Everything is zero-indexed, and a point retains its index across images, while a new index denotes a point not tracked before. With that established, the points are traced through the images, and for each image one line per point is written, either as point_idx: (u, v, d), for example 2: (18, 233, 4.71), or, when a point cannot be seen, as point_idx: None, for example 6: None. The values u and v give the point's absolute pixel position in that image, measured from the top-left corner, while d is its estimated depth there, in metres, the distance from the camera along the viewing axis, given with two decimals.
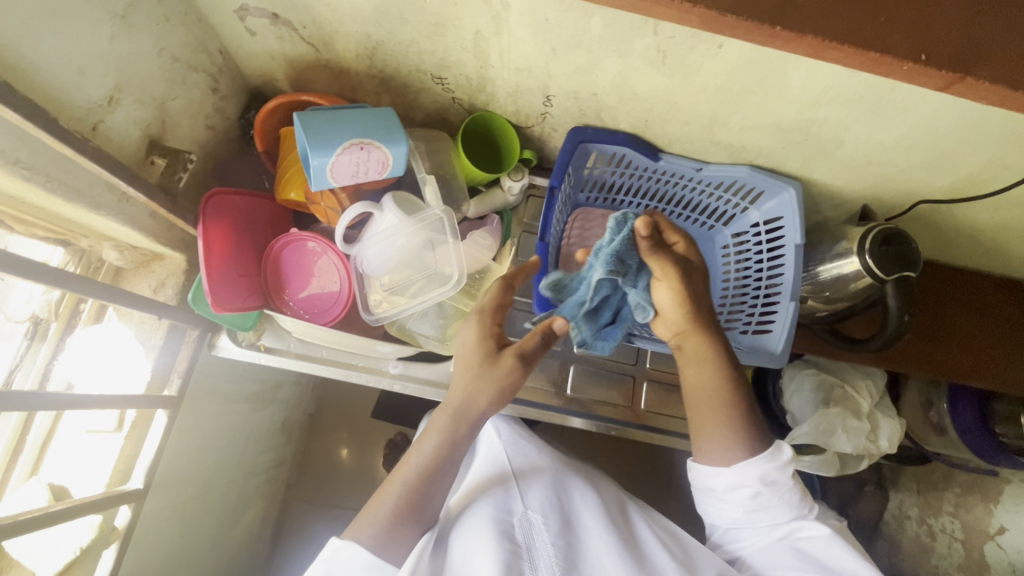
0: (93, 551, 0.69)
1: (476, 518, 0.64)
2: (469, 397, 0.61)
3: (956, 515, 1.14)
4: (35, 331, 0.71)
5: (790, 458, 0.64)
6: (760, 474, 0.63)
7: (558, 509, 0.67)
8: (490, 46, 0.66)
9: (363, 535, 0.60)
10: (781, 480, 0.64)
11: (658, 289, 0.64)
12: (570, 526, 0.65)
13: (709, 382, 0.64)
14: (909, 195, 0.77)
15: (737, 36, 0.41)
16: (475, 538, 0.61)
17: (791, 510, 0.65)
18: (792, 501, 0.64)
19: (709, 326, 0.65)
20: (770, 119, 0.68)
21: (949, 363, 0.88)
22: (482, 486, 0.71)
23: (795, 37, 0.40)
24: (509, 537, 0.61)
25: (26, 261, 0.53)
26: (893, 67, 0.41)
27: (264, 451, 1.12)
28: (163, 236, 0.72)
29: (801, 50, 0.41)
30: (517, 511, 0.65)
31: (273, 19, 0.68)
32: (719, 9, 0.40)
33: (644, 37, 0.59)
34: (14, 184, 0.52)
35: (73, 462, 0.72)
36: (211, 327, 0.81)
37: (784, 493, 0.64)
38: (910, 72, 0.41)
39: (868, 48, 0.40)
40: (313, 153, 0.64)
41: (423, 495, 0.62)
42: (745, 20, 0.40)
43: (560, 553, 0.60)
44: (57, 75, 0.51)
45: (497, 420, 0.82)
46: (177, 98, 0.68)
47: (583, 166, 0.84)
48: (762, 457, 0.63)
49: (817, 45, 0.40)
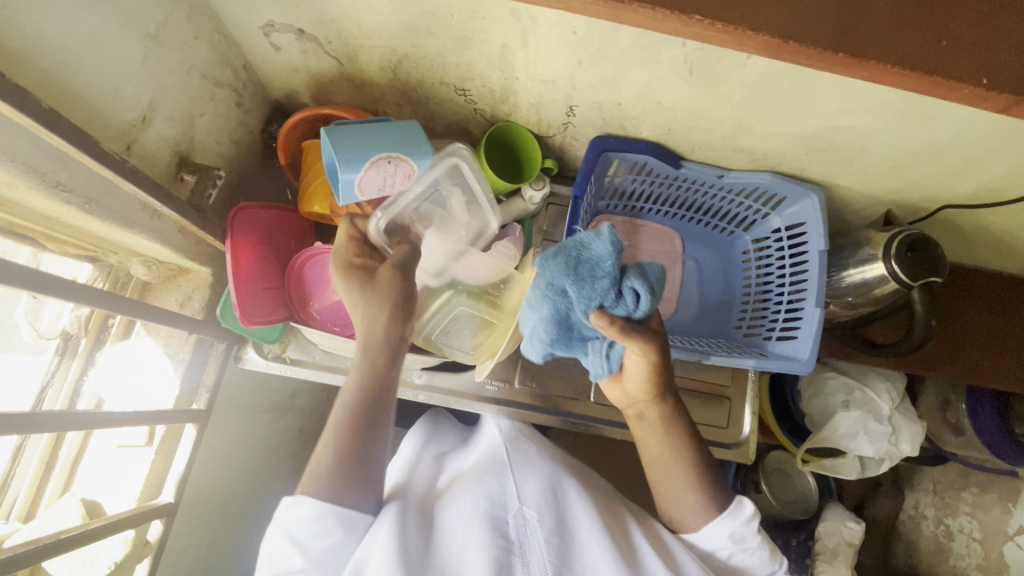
0: (127, 565, 0.69)
1: (464, 511, 0.64)
2: (376, 322, 0.62)
3: (973, 515, 1.14)
4: (65, 347, 0.73)
5: (753, 513, 0.66)
6: (729, 533, 0.65)
7: (553, 508, 0.66)
8: (516, 59, 0.66)
9: (315, 491, 0.58)
10: (749, 537, 0.65)
11: (630, 359, 0.63)
12: (565, 526, 0.64)
13: (670, 450, 0.68)
14: (931, 200, 0.77)
15: (795, 61, 0.42)
16: (465, 528, 0.61)
17: (765, 567, 0.66)
18: (764, 558, 0.66)
19: (668, 397, 0.68)
20: (796, 127, 0.68)
21: (970, 366, 0.88)
22: (474, 474, 0.70)
23: (857, 62, 0.41)
24: (502, 534, 0.60)
25: (71, 283, 0.54)
26: (956, 90, 0.41)
27: (282, 460, 1.10)
28: (192, 251, 0.72)
29: (864, 75, 0.41)
30: (511, 506, 0.64)
31: (299, 34, 0.68)
32: (780, 35, 0.40)
33: (672, 49, 0.59)
34: (55, 207, 0.53)
35: (106, 477, 0.72)
36: (237, 340, 0.80)
37: (756, 550, 0.66)
38: (973, 96, 0.41)
39: (924, 70, 0.41)
40: (342, 170, 0.65)
41: (363, 436, 0.61)
42: (807, 47, 0.41)
43: (553, 550, 0.60)
44: (97, 97, 0.52)
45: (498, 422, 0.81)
46: (204, 114, 0.69)
47: (605, 173, 0.84)
48: (727, 515, 0.65)
49: (878, 69, 0.41)
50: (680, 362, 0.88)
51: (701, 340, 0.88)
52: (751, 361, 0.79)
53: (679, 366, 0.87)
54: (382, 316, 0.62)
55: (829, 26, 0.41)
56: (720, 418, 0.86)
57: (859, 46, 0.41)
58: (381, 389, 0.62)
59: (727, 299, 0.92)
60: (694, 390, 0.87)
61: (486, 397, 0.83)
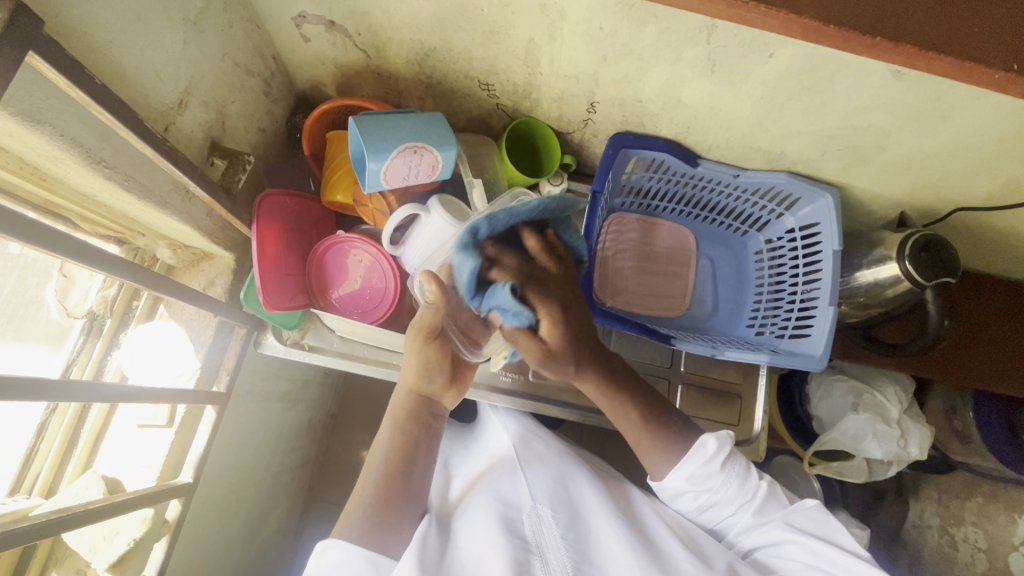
0: (145, 543, 0.70)
1: (479, 513, 0.65)
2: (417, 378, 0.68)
3: (979, 524, 1.14)
4: (91, 327, 0.74)
5: (713, 451, 0.66)
6: (688, 475, 0.66)
7: (567, 504, 0.67)
8: (542, 54, 0.68)
9: (348, 533, 0.60)
10: (714, 474, 0.66)
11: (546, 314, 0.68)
12: (579, 522, 0.65)
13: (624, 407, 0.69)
14: (944, 202, 0.78)
15: (837, 46, 0.44)
16: (480, 532, 0.63)
17: (737, 500, 0.67)
18: (734, 488, 0.67)
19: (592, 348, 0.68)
20: (814, 126, 0.69)
21: (979, 370, 0.89)
22: (486, 477, 0.72)
23: (894, 46, 0.42)
24: (518, 534, 0.62)
25: (113, 259, 0.55)
26: (984, 76, 0.43)
27: (292, 450, 1.10)
28: (217, 235, 0.74)
29: (899, 59, 0.43)
30: (525, 506, 0.66)
31: (329, 25, 0.70)
32: (821, 19, 0.42)
33: (696, 45, 0.61)
34: (96, 183, 0.54)
35: (126, 455, 0.73)
36: (258, 326, 0.81)
37: (722, 486, 0.66)
38: (1004, 83, 0.43)
39: (961, 57, 0.42)
40: (370, 158, 0.66)
41: (396, 484, 0.64)
42: (846, 30, 0.42)
43: (570, 547, 0.61)
44: (141, 77, 0.53)
45: (505, 419, 0.81)
46: (235, 101, 0.71)
47: (623, 170, 0.85)
48: (686, 459, 0.66)
49: (915, 54, 0.42)
50: (692, 358, 0.88)
51: (714, 337, 0.89)
52: (765, 357, 0.80)
53: (689, 362, 0.88)
54: (421, 379, 0.68)
55: (870, 11, 0.42)
56: (732, 415, 0.86)
57: (887, 40, 0.42)
58: (411, 441, 0.67)
59: (740, 298, 0.93)
60: (706, 387, 0.87)
61: (501, 387, 0.82)
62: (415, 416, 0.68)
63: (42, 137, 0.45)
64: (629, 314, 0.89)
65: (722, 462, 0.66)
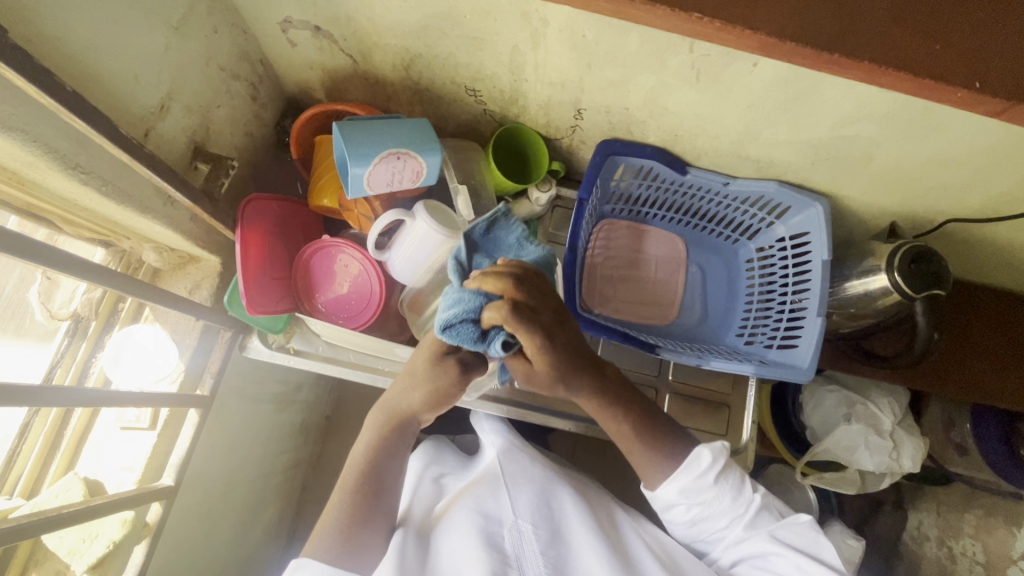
0: (125, 546, 0.70)
1: (461, 527, 0.65)
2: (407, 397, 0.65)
3: (977, 538, 1.09)
4: (76, 329, 0.75)
5: (708, 465, 0.65)
6: (680, 488, 0.65)
7: (548, 517, 0.67)
8: (526, 60, 0.68)
9: (318, 552, 0.59)
10: (706, 488, 0.65)
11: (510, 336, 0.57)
12: (559, 536, 0.65)
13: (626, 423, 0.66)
14: (937, 212, 0.77)
15: (795, 61, 0.43)
16: (462, 547, 0.62)
17: (728, 514, 0.66)
18: (726, 502, 0.66)
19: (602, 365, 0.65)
20: (801, 135, 0.69)
21: (971, 382, 0.88)
22: (468, 492, 0.71)
23: (857, 63, 0.42)
24: (497, 548, 0.62)
25: (93, 265, 0.55)
26: (951, 93, 0.42)
27: (283, 452, 1.10)
28: (202, 239, 0.74)
29: (862, 76, 0.42)
30: (506, 520, 0.65)
31: (315, 31, 0.70)
32: (781, 35, 0.41)
33: (679, 54, 0.60)
34: (74, 188, 0.54)
35: (108, 457, 0.74)
36: (242, 329, 0.82)
37: (714, 500, 0.66)
38: (969, 100, 0.42)
39: (927, 75, 0.42)
40: (352, 163, 0.66)
41: (370, 502, 0.62)
42: (807, 47, 0.42)
43: (548, 562, 0.61)
44: (119, 83, 0.54)
45: (493, 433, 0.81)
46: (221, 106, 0.71)
47: (611, 177, 0.84)
48: (680, 471, 0.65)
49: (876, 72, 0.42)
50: (680, 367, 0.88)
51: (702, 346, 0.88)
52: (751, 368, 0.79)
53: (677, 371, 0.87)
54: (419, 404, 0.65)
55: (834, 27, 0.42)
56: (719, 425, 0.85)
57: (852, 56, 0.42)
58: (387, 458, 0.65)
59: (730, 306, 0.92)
60: (693, 397, 0.86)
61: (487, 395, 0.80)
62: (397, 428, 0.67)
63: (15, 144, 0.46)
64: (617, 322, 0.88)
65: (716, 477, 0.65)
